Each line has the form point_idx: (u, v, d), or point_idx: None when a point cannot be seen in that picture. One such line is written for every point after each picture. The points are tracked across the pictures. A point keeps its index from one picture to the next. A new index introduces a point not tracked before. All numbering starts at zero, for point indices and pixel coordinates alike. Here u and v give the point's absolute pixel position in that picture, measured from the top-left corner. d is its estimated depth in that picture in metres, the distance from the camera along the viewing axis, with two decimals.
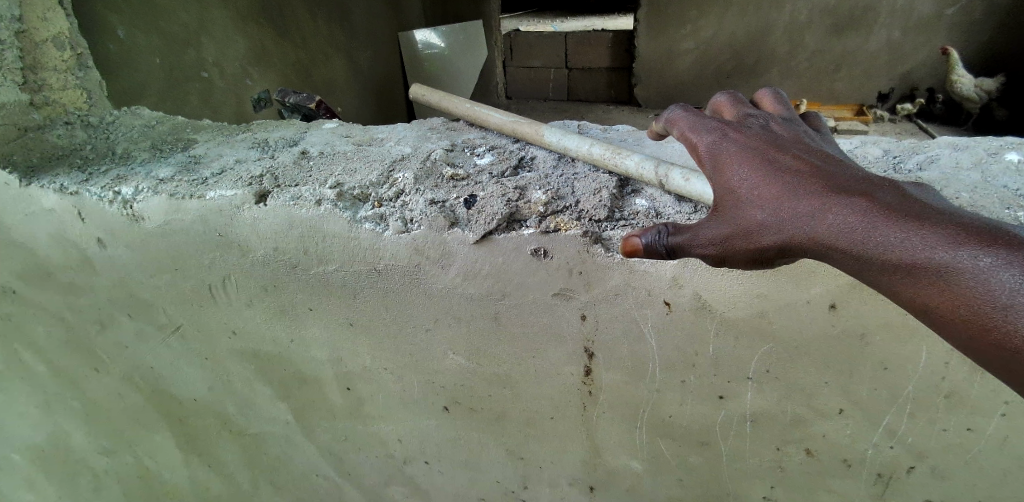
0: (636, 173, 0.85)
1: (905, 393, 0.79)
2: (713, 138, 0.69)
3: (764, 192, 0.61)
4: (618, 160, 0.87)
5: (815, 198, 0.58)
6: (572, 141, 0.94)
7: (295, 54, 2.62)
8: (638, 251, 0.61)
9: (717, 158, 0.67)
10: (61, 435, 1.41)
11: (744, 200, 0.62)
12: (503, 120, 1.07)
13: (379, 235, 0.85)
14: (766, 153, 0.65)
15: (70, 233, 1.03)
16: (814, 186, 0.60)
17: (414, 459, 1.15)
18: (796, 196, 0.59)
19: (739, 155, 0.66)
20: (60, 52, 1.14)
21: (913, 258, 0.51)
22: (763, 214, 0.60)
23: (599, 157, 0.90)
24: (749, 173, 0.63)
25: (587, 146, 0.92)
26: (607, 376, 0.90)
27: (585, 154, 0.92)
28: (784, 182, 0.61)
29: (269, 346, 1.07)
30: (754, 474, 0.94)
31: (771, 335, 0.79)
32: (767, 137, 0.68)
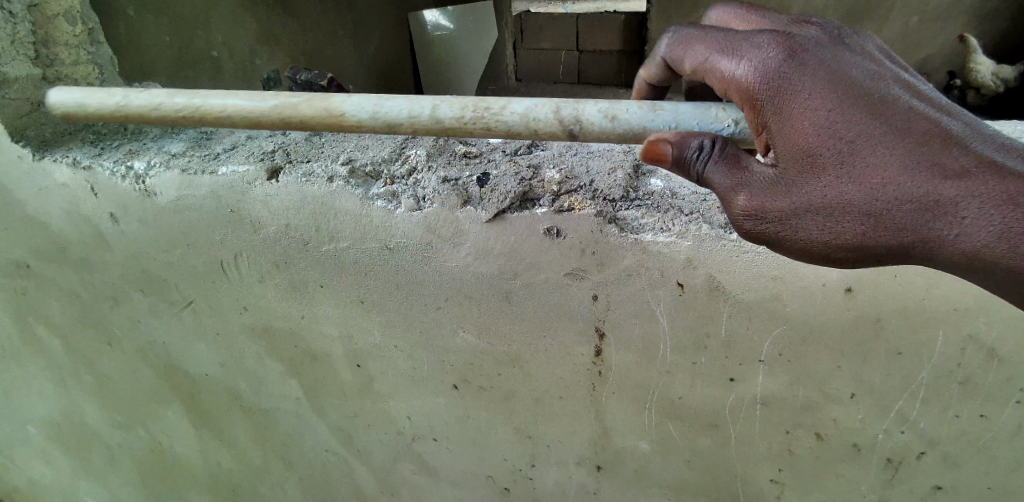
0: (536, 130, 0.72)
1: (918, 379, 0.79)
2: (765, 61, 0.61)
3: (851, 172, 0.58)
4: (498, 121, 0.72)
5: (916, 184, 0.56)
6: (401, 108, 0.75)
7: (305, 34, 2.60)
8: (665, 159, 0.64)
9: (773, 95, 0.60)
10: (75, 407, 1.43)
11: (818, 170, 0.59)
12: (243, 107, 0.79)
13: (391, 213, 0.85)
14: (833, 92, 0.59)
15: (84, 209, 1.03)
16: (892, 148, 0.57)
17: (423, 437, 1.17)
18: (883, 165, 0.57)
19: (805, 96, 0.59)
20: (72, 27, 1.12)
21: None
22: (850, 192, 0.58)
23: (467, 124, 0.73)
24: (815, 128, 0.59)
25: (429, 110, 0.74)
26: (618, 358, 0.90)
27: (431, 126, 0.74)
28: (877, 157, 0.57)
29: (280, 322, 1.08)
30: (763, 457, 0.94)
31: (785, 318, 0.78)
32: (831, 66, 0.61)
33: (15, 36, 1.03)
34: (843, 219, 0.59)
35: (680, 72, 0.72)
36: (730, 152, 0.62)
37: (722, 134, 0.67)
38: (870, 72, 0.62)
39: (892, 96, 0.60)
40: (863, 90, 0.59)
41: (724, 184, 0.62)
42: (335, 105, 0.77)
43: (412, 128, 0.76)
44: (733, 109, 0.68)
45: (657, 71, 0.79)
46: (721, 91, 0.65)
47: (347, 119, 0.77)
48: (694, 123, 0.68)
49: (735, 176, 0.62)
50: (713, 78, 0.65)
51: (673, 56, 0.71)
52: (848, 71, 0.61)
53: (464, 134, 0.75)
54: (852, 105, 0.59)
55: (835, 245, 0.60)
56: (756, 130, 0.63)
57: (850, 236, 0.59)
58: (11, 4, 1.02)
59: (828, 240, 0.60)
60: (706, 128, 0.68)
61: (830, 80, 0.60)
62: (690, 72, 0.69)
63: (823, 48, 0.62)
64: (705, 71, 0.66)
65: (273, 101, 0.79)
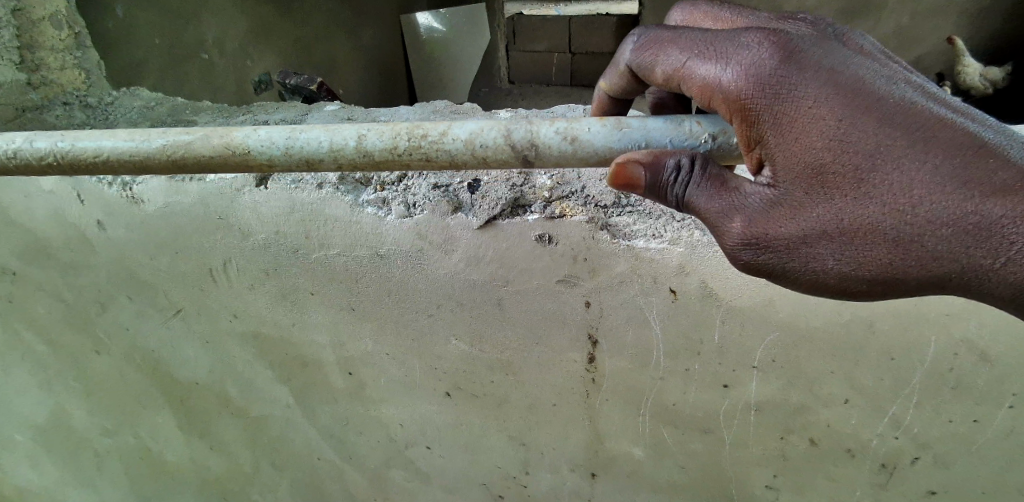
0: (484, 158, 0.62)
1: (911, 383, 0.79)
2: (757, 65, 0.56)
3: (870, 192, 0.55)
4: (439, 150, 0.62)
5: (941, 203, 0.54)
6: (321, 141, 0.64)
7: (298, 35, 2.58)
8: (637, 186, 0.58)
9: (771, 104, 0.55)
10: (63, 413, 1.41)
11: (830, 188, 0.55)
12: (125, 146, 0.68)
13: (381, 219, 0.84)
14: (838, 99, 0.55)
15: (69, 213, 1.02)
16: (910, 163, 0.54)
17: (416, 443, 1.15)
18: (903, 183, 0.54)
19: (808, 106, 0.55)
20: (58, 31, 1.12)
21: None
22: (869, 212, 0.55)
23: (403, 156, 0.63)
24: (822, 142, 0.55)
25: (354, 140, 0.63)
26: (611, 363, 0.89)
27: (358, 160, 0.64)
28: (896, 174, 0.54)
29: (270, 328, 1.07)
30: (757, 461, 0.94)
31: (778, 323, 0.78)
32: (833, 70, 0.56)
33: (1, 40, 1.02)
34: (858, 243, 0.56)
35: (646, 80, 0.65)
36: (712, 172, 0.58)
37: (698, 151, 0.60)
38: (874, 75, 0.57)
39: (902, 103, 0.56)
40: (873, 95, 0.55)
41: (714, 207, 0.58)
42: (237, 141, 0.65)
43: (335, 162, 0.65)
44: (708, 122, 0.61)
45: (617, 80, 0.69)
46: (702, 98, 0.59)
47: (252, 156, 0.66)
48: (668, 141, 0.60)
49: (724, 199, 0.57)
50: (690, 85, 0.60)
51: (638, 61, 0.65)
52: (852, 74, 0.56)
53: (400, 166, 0.65)
54: (861, 115, 0.54)
55: (850, 271, 0.57)
56: (746, 146, 0.58)
57: (868, 261, 0.56)
58: None
59: (843, 266, 0.57)
60: (680, 146, 0.61)
61: (834, 86, 0.55)
62: (659, 79, 0.63)
63: (820, 48, 0.57)
64: (682, 77, 0.60)
65: (161, 141, 0.67)
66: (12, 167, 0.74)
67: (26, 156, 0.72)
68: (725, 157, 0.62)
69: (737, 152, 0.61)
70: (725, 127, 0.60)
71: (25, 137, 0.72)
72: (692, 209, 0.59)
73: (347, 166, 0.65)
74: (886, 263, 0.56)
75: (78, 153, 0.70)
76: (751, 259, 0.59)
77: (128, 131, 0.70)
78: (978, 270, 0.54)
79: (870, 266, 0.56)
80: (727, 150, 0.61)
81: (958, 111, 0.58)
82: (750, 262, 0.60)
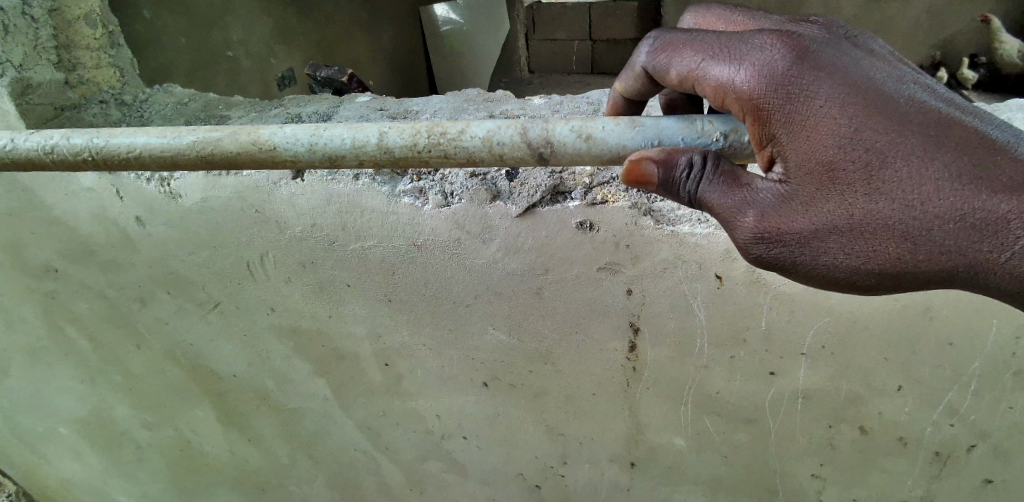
0: (501, 155, 0.60)
1: (970, 370, 0.76)
2: (768, 65, 0.54)
3: (879, 187, 0.52)
4: (458, 147, 0.60)
5: (949, 199, 0.51)
6: (344, 137, 0.63)
7: (320, 32, 2.58)
8: (650, 182, 0.56)
9: (782, 103, 0.53)
10: (105, 408, 1.44)
11: (838, 184, 0.53)
12: (156, 144, 0.69)
13: (418, 209, 0.84)
14: (847, 99, 0.53)
15: (110, 212, 1.03)
16: (919, 159, 0.52)
17: (453, 435, 1.15)
18: (912, 178, 0.52)
19: (818, 104, 0.53)
20: (92, 31, 1.12)
21: None
22: (877, 208, 0.52)
23: (423, 153, 0.62)
24: (831, 139, 0.52)
25: (376, 138, 0.62)
26: (653, 353, 0.88)
27: (380, 158, 0.63)
28: (904, 170, 0.52)
29: (307, 321, 1.07)
30: (803, 452, 0.92)
31: (830, 310, 0.76)
32: (842, 69, 0.54)
33: (38, 40, 1.03)
34: (868, 238, 0.53)
35: (661, 82, 0.63)
36: (724, 168, 0.56)
37: (710, 150, 0.58)
38: (884, 75, 0.56)
39: (911, 103, 0.54)
40: (881, 96, 0.53)
41: (725, 203, 0.55)
42: (263, 138, 0.65)
43: (357, 160, 0.64)
44: (720, 120, 0.59)
45: (633, 82, 0.67)
46: (716, 99, 0.57)
47: (279, 152, 0.65)
48: (679, 140, 0.58)
49: (736, 195, 0.55)
50: (703, 87, 0.58)
51: (652, 64, 0.62)
52: (862, 74, 0.54)
53: (419, 163, 0.63)
54: (871, 113, 0.52)
55: (861, 267, 0.54)
56: (758, 143, 0.56)
57: (878, 257, 0.53)
58: (33, 8, 1.02)
59: (854, 262, 0.54)
60: (693, 145, 0.58)
61: (844, 85, 0.53)
62: (674, 81, 0.61)
63: (829, 50, 0.56)
64: (695, 78, 0.58)
65: (190, 138, 0.68)
66: (41, 162, 0.75)
67: (61, 152, 0.73)
68: (738, 156, 0.59)
69: (749, 151, 0.59)
70: (737, 126, 0.58)
71: (60, 134, 0.73)
72: (706, 205, 0.57)
73: (369, 164, 0.65)
74: (896, 258, 0.53)
75: (111, 149, 0.70)
76: (760, 255, 0.56)
77: (158, 128, 0.70)
78: (989, 268, 0.51)
79: (881, 261, 0.53)
80: (738, 148, 0.58)
81: (966, 111, 0.56)
82: (761, 257, 0.57)
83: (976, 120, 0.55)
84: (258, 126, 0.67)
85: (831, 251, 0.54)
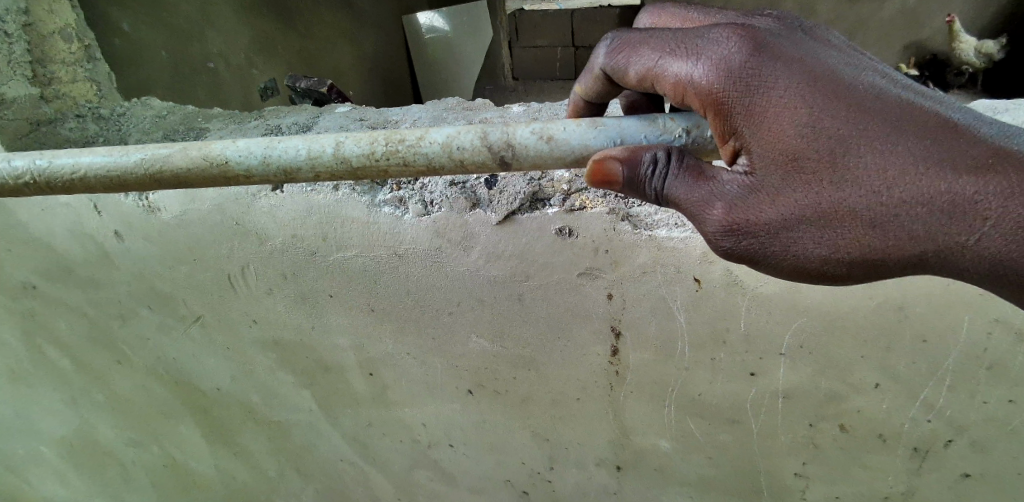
0: (461, 161, 0.61)
1: (944, 365, 0.78)
2: (724, 58, 0.55)
3: (846, 175, 0.53)
4: (417, 154, 0.61)
5: (917, 183, 0.52)
6: (299, 149, 0.64)
7: (301, 40, 2.56)
8: (615, 181, 0.58)
9: (741, 95, 0.54)
10: (88, 427, 1.42)
11: (805, 174, 0.54)
12: (100, 163, 0.69)
13: (399, 219, 0.84)
14: (806, 89, 0.54)
15: (88, 227, 1.02)
16: (882, 145, 0.53)
17: (439, 443, 1.15)
18: (876, 165, 0.53)
19: (778, 94, 0.54)
20: (68, 44, 1.11)
21: None
22: (846, 195, 0.53)
23: (380, 162, 0.62)
24: (794, 129, 0.53)
25: (332, 148, 0.63)
26: (635, 357, 0.88)
27: (336, 167, 0.63)
28: (868, 156, 0.53)
29: (290, 333, 1.07)
30: (786, 451, 0.93)
31: (806, 310, 0.77)
32: (800, 59, 0.56)
33: (12, 56, 1.02)
34: (836, 226, 0.54)
35: (621, 82, 0.64)
36: (689, 163, 0.57)
37: (673, 146, 0.59)
38: (842, 64, 0.57)
39: (871, 89, 0.55)
40: (841, 85, 0.55)
41: (692, 197, 0.56)
42: (215, 153, 0.65)
43: (312, 171, 0.64)
44: (682, 117, 0.60)
45: (592, 84, 0.68)
46: (675, 96, 0.59)
47: (230, 166, 0.65)
48: (642, 138, 0.60)
49: (702, 189, 0.56)
50: (663, 84, 0.59)
51: (611, 64, 0.63)
52: (820, 64, 0.56)
53: (377, 173, 0.64)
54: (830, 101, 0.54)
55: (833, 258, 0.55)
56: (721, 138, 0.57)
57: (848, 245, 0.54)
58: (6, 23, 1.00)
59: (823, 251, 0.55)
60: (655, 142, 0.60)
61: (802, 75, 0.55)
62: (633, 81, 0.62)
63: (787, 41, 0.57)
64: (654, 76, 0.59)
65: (138, 156, 0.68)
66: None
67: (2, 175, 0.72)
68: (701, 151, 0.61)
69: (711, 145, 0.60)
70: (698, 122, 0.60)
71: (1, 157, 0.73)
72: (674, 202, 0.58)
73: (325, 175, 0.65)
74: (866, 246, 0.54)
75: (56, 170, 0.70)
76: (729, 247, 0.57)
77: (101, 147, 0.70)
78: (960, 252, 0.52)
79: (851, 249, 0.54)
80: (701, 144, 0.60)
81: (924, 94, 0.57)
82: (730, 250, 0.58)
83: (936, 103, 0.57)
84: (209, 141, 0.67)
85: (800, 242, 0.55)
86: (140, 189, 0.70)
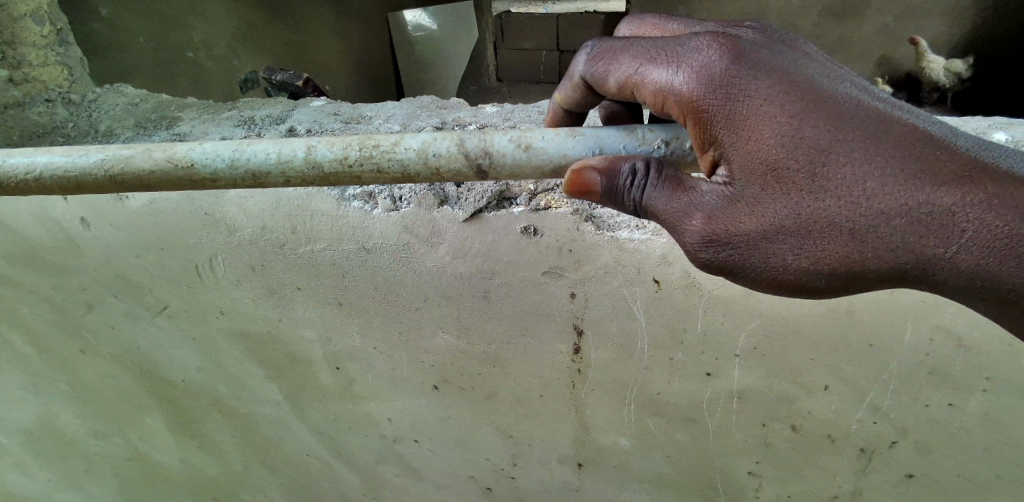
0: (437, 168, 0.62)
1: (890, 369, 0.81)
2: (705, 67, 0.57)
3: (826, 186, 0.55)
4: (391, 160, 0.62)
5: (895, 195, 0.54)
6: (268, 152, 0.64)
7: (284, 31, 2.54)
8: (594, 191, 0.59)
9: (721, 104, 0.56)
10: (50, 416, 1.39)
11: (785, 185, 0.56)
12: (62, 158, 0.69)
13: (368, 213, 0.85)
14: (786, 100, 0.56)
15: (53, 212, 1.00)
16: (861, 157, 0.55)
17: (405, 439, 1.16)
18: (856, 176, 0.54)
19: (758, 104, 0.56)
20: (40, 27, 1.09)
21: (1008, 263, 0.52)
22: (827, 206, 0.55)
23: (354, 167, 0.63)
24: (774, 139, 0.55)
25: (303, 152, 0.63)
26: (596, 355, 0.91)
27: (308, 173, 0.64)
28: (849, 167, 0.55)
29: (259, 325, 1.07)
30: (741, 450, 0.96)
31: (760, 312, 0.80)
32: (780, 69, 0.57)
33: None
34: (815, 237, 0.56)
35: (601, 91, 0.66)
36: (668, 174, 0.59)
37: (652, 156, 0.61)
38: (822, 76, 0.59)
39: (850, 101, 0.57)
40: (822, 95, 0.57)
41: (671, 208, 0.58)
42: (180, 155, 0.65)
43: (283, 175, 0.64)
44: (661, 128, 0.62)
45: (571, 93, 0.71)
46: (655, 104, 0.60)
47: (196, 169, 0.65)
48: (621, 148, 0.62)
49: (681, 199, 0.58)
50: (643, 92, 0.61)
51: (591, 72, 0.66)
52: (801, 75, 0.57)
53: (351, 178, 0.64)
54: (810, 112, 0.55)
55: (812, 268, 0.57)
56: (700, 148, 0.59)
57: (828, 256, 0.56)
58: None
59: (802, 261, 0.57)
60: (635, 152, 0.62)
61: (782, 86, 0.56)
62: (613, 89, 0.64)
63: (767, 52, 0.59)
64: (634, 84, 0.61)
65: (98, 157, 0.67)
66: None
67: None
68: (681, 163, 0.63)
69: (691, 157, 0.62)
70: (677, 133, 0.62)
71: None
72: (653, 211, 0.59)
73: (296, 180, 0.65)
74: (846, 256, 0.56)
75: (9, 170, 0.70)
76: (709, 257, 0.59)
77: (63, 147, 0.70)
78: (935, 263, 0.54)
79: (830, 260, 0.56)
80: (680, 155, 0.62)
81: (900, 107, 0.59)
82: (710, 260, 0.59)
83: (913, 116, 0.59)
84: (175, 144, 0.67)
85: (780, 252, 0.57)
86: (99, 191, 0.70)
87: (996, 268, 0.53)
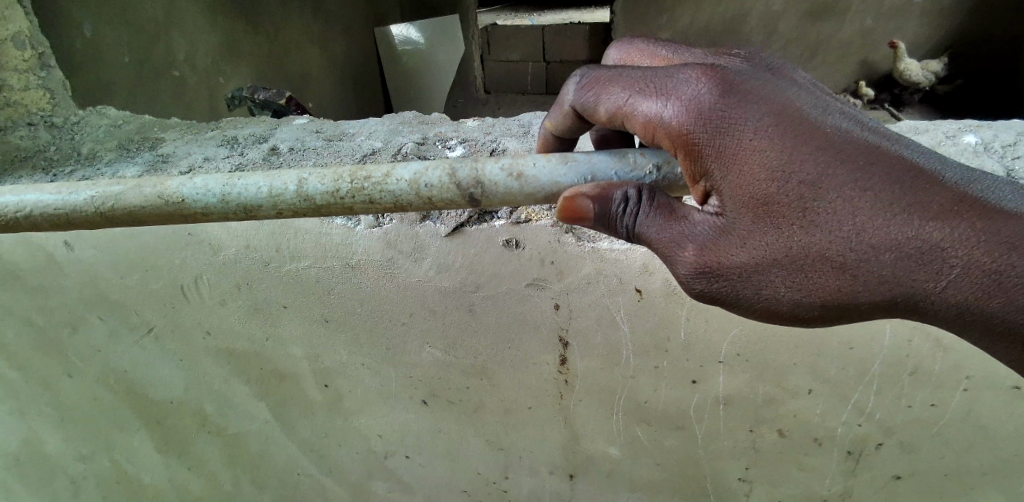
0: (429, 198, 0.62)
1: (871, 370, 0.82)
2: (694, 99, 0.55)
3: (818, 220, 0.54)
4: (383, 192, 0.62)
5: (888, 229, 0.53)
6: (259, 186, 0.64)
7: (270, 47, 2.55)
8: (586, 218, 0.58)
9: (711, 137, 0.55)
10: (35, 440, 1.38)
11: (777, 219, 0.55)
12: (49, 196, 0.69)
13: (351, 231, 0.85)
14: (777, 132, 0.54)
15: (34, 235, 1.00)
16: (853, 190, 0.53)
17: (394, 453, 1.15)
18: (848, 211, 0.53)
19: (748, 137, 0.54)
20: (21, 52, 1.09)
21: (998, 300, 0.52)
22: (818, 240, 0.54)
23: (345, 200, 0.63)
24: (765, 173, 0.54)
25: (295, 185, 0.63)
26: (583, 364, 0.91)
27: (299, 204, 0.64)
28: (840, 202, 0.53)
29: (245, 343, 1.06)
30: (730, 455, 0.96)
31: (742, 317, 0.80)
32: (770, 99, 0.56)
33: None
34: (806, 270, 0.55)
35: (590, 120, 0.64)
36: (660, 201, 0.58)
37: (644, 182, 0.60)
38: (811, 105, 0.57)
39: (840, 131, 0.56)
40: (812, 126, 0.55)
41: (663, 236, 0.58)
42: (171, 191, 0.65)
43: (274, 208, 0.65)
44: (652, 152, 0.61)
45: (561, 119, 0.69)
46: (646, 135, 0.59)
47: (187, 204, 0.66)
48: (613, 174, 0.60)
49: (673, 229, 0.57)
50: (633, 123, 0.59)
51: (580, 101, 0.63)
52: (790, 104, 0.56)
53: (342, 210, 0.64)
54: (801, 144, 0.54)
55: (804, 300, 0.56)
56: (692, 178, 0.57)
57: (819, 289, 0.56)
58: None
59: (794, 294, 0.56)
60: (626, 178, 0.61)
61: (772, 118, 0.55)
62: (603, 118, 0.62)
63: (756, 81, 0.57)
64: (624, 114, 0.60)
65: (88, 194, 0.68)
66: None
67: None
68: (673, 186, 0.62)
69: (683, 182, 0.62)
70: (668, 158, 0.61)
71: None
72: (646, 239, 0.59)
73: (287, 212, 0.65)
74: (836, 290, 0.55)
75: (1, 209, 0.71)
76: (701, 289, 0.58)
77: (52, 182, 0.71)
78: (926, 297, 0.54)
79: (822, 293, 0.56)
80: (672, 180, 0.61)
81: (892, 135, 0.58)
82: (703, 291, 0.59)
83: (904, 145, 0.57)
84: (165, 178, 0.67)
85: (773, 283, 0.57)
86: (89, 227, 0.71)
87: (987, 304, 0.52)
